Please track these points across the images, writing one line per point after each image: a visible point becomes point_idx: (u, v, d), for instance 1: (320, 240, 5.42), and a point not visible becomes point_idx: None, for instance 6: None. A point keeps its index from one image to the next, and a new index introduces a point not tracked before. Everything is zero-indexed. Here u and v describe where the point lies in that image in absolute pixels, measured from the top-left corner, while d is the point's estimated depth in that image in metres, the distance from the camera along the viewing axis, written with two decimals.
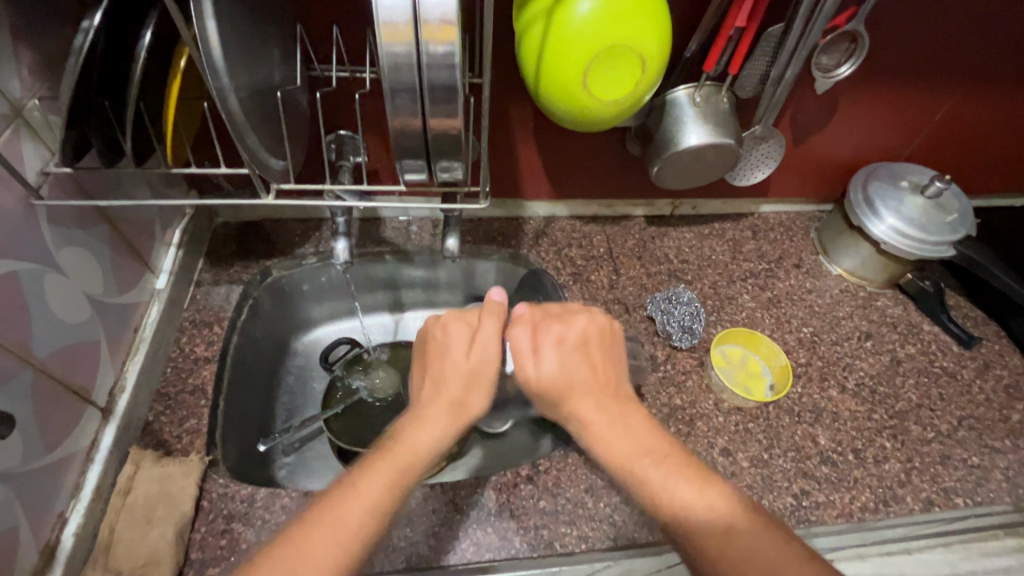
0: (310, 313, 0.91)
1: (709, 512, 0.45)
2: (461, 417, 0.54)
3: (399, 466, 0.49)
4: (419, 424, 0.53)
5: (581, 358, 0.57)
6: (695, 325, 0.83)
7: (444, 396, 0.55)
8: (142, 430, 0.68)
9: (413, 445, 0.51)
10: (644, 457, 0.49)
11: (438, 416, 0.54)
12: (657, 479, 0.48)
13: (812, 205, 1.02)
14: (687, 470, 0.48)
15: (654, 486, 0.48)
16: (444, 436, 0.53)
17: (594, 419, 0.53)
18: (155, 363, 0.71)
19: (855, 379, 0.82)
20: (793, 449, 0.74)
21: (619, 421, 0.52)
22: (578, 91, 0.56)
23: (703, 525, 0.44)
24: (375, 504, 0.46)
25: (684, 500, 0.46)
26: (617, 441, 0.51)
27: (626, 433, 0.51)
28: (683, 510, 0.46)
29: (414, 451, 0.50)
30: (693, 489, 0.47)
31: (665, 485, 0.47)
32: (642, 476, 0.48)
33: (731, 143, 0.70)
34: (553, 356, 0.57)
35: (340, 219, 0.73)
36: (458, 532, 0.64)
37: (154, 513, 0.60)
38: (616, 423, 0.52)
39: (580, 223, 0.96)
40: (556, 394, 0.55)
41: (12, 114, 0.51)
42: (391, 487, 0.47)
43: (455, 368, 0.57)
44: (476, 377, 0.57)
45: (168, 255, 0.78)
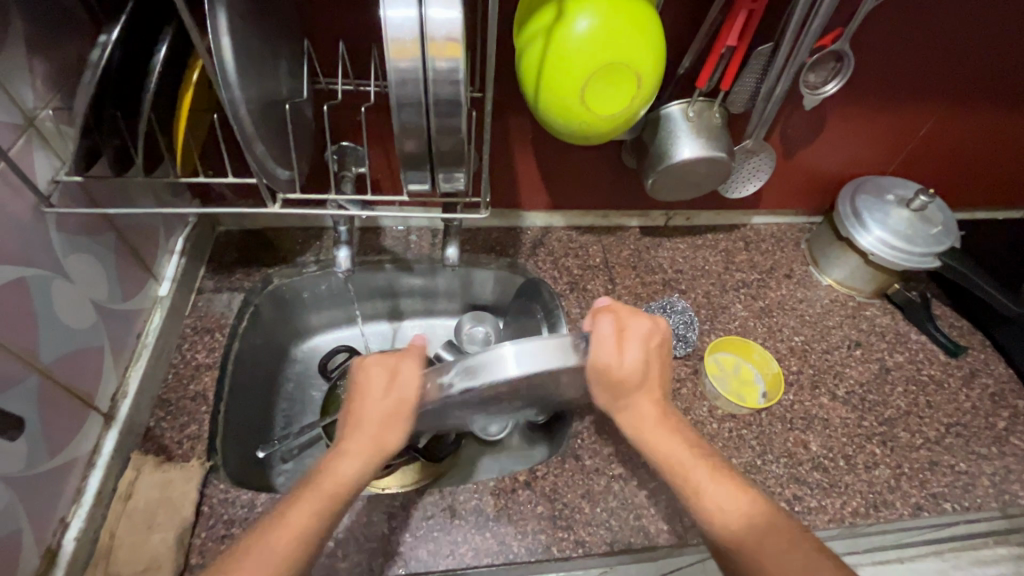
0: (309, 320, 0.92)
1: (744, 514, 0.49)
2: (376, 457, 0.52)
3: (319, 498, 0.49)
4: (344, 456, 0.51)
5: (655, 357, 0.53)
6: (689, 333, 0.84)
7: (360, 428, 0.51)
8: (143, 436, 0.68)
9: (338, 477, 0.50)
10: (687, 449, 0.53)
11: (361, 450, 0.51)
12: (702, 477, 0.52)
13: (802, 217, 1.05)
14: (723, 474, 0.52)
15: (699, 483, 0.51)
16: (367, 469, 0.51)
17: (649, 422, 0.53)
18: (156, 369, 0.72)
19: (846, 387, 0.84)
20: (785, 455, 0.75)
21: (659, 417, 0.54)
22: (576, 106, 0.58)
23: (739, 527, 0.49)
24: (303, 531, 0.47)
25: (709, 498, 0.50)
26: (668, 441, 0.53)
27: (678, 436, 0.54)
28: (717, 506, 0.50)
29: (339, 486, 0.50)
30: (729, 490, 0.51)
31: (706, 485, 0.51)
32: (691, 479, 0.52)
33: (723, 156, 0.72)
34: (636, 350, 0.51)
35: (342, 228, 0.74)
36: (457, 537, 0.65)
37: (154, 519, 0.61)
38: (663, 424, 0.54)
39: (577, 234, 0.98)
40: (625, 387, 0.52)
41: (24, 124, 0.52)
42: (321, 516, 0.48)
43: (376, 407, 0.51)
44: (401, 415, 0.51)
45: (171, 262, 0.79)
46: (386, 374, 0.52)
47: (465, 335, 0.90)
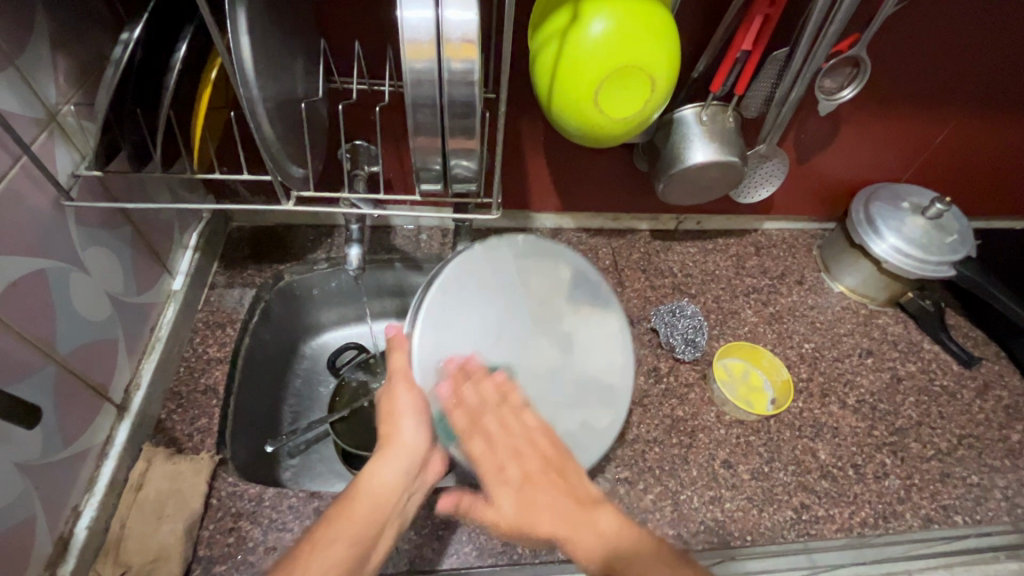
0: (318, 317, 0.93)
1: (614, 537, 0.46)
2: (416, 453, 0.56)
3: (358, 510, 0.51)
4: (378, 464, 0.54)
5: (499, 440, 0.55)
6: (699, 338, 0.84)
7: (390, 439, 0.56)
8: (154, 428, 0.69)
9: (378, 483, 0.53)
10: (562, 476, 0.52)
11: (396, 451, 0.55)
12: (545, 525, 0.48)
13: (814, 223, 1.04)
14: (582, 511, 0.49)
15: (548, 529, 0.48)
16: (402, 470, 0.55)
17: (505, 495, 0.51)
18: (169, 362, 0.73)
19: (856, 396, 0.83)
20: (793, 462, 0.75)
21: (533, 445, 0.55)
22: (589, 108, 0.58)
23: (615, 549, 0.45)
24: (340, 553, 0.47)
25: (572, 527, 0.47)
26: (543, 481, 0.52)
27: (543, 500, 0.50)
28: (563, 541, 0.47)
29: (381, 488, 0.53)
30: (574, 525, 0.48)
31: (554, 527, 0.48)
32: (536, 523, 0.49)
33: (736, 160, 0.72)
34: (478, 444, 0.54)
35: (353, 227, 0.75)
36: (462, 537, 0.65)
37: (164, 510, 0.62)
38: (529, 496, 0.50)
39: (587, 236, 0.98)
40: (484, 479, 0.53)
41: (46, 119, 0.53)
42: (359, 532, 0.50)
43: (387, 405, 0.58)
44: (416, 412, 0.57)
45: (185, 257, 0.80)
46: (394, 379, 0.59)
47: None
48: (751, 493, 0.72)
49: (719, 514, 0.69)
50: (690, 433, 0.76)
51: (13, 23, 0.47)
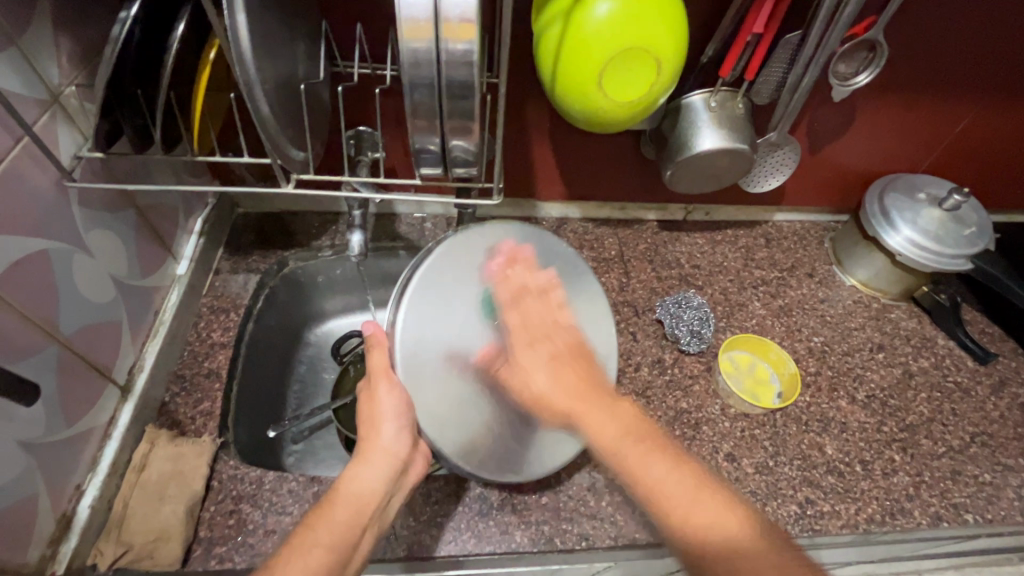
0: (323, 305, 0.93)
1: (722, 531, 0.41)
2: (394, 455, 0.55)
3: (339, 510, 0.50)
4: (361, 467, 0.54)
5: (566, 368, 0.56)
6: (704, 330, 0.83)
7: (373, 442, 0.55)
8: (158, 411, 0.70)
9: (363, 486, 0.52)
10: (650, 457, 0.46)
11: (380, 455, 0.55)
12: (636, 457, 0.46)
13: (826, 215, 1.01)
14: (654, 446, 0.47)
15: (634, 464, 0.46)
16: (387, 472, 0.54)
17: (542, 370, 0.56)
18: (173, 346, 0.74)
19: (866, 391, 0.81)
20: (799, 457, 0.73)
21: (578, 386, 0.54)
22: (593, 92, 0.56)
23: (718, 545, 0.41)
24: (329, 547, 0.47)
25: (665, 491, 0.44)
26: (643, 457, 0.46)
27: (608, 415, 0.50)
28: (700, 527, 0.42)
29: (356, 494, 0.52)
30: (664, 463, 0.46)
31: (654, 474, 0.45)
32: (622, 453, 0.47)
33: (745, 148, 0.70)
34: (541, 373, 0.56)
35: (355, 213, 0.74)
36: (460, 525, 0.65)
37: (166, 491, 0.62)
38: (578, 396, 0.53)
39: (592, 226, 0.97)
40: (545, 409, 0.55)
41: (49, 99, 0.53)
42: (347, 527, 0.49)
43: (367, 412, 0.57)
44: (396, 413, 0.57)
45: (190, 242, 0.81)
46: (374, 379, 0.58)
47: None
48: (755, 488, 0.70)
49: None
50: (693, 426, 0.75)
51: (14, 2, 0.47)
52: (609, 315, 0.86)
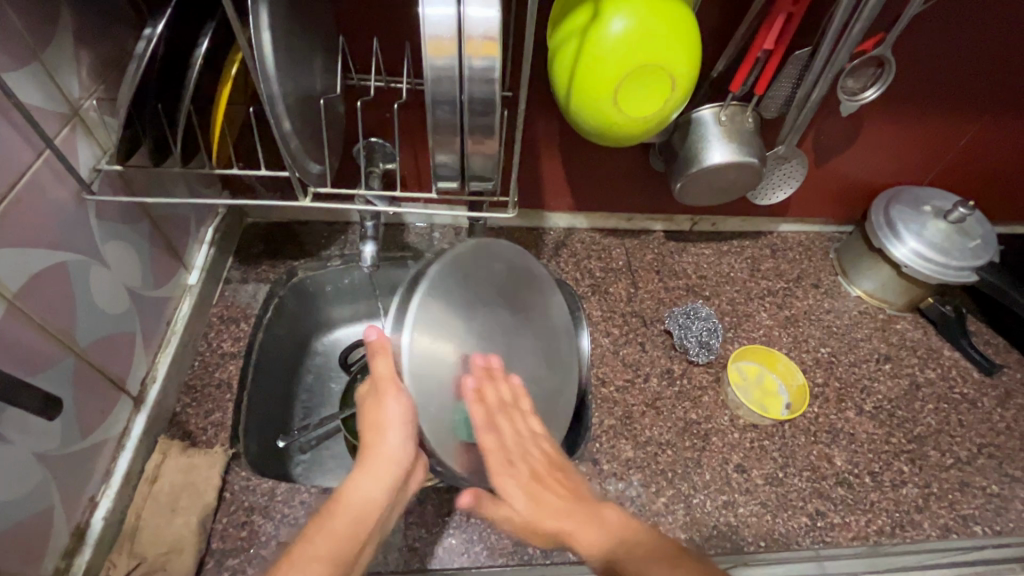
0: (331, 313, 0.94)
1: (588, 545, 0.48)
2: (399, 467, 0.51)
3: (342, 529, 0.46)
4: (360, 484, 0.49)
5: (510, 426, 0.57)
6: (713, 341, 0.84)
7: (374, 453, 0.51)
8: (169, 421, 0.70)
9: (363, 501, 0.49)
10: (563, 513, 0.50)
11: (380, 467, 0.50)
12: (566, 523, 0.50)
13: (831, 226, 1.02)
14: (586, 513, 0.50)
15: (569, 529, 0.49)
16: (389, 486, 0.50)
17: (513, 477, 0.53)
18: (184, 356, 0.74)
19: (873, 402, 0.82)
20: (808, 468, 0.74)
21: (537, 476, 0.54)
22: (607, 107, 0.57)
23: (590, 555, 0.47)
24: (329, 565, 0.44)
25: (574, 537, 0.48)
26: (574, 513, 0.50)
27: (526, 484, 0.52)
28: (585, 546, 0.48)
29: (362, 509, 0.48)
30: (599, 529, 0.48)
31: (577, 528, 0.49)
32: (568, 526, 0.49)
33: (755, 161, 0.71)
34: (487, 447, 0.55)
35: (368, 223, 0.74)
36: (472, 536, 0.65)
37: (179, 502, 0.62)
38: (534, 479, 0.53)
39: (600, 236, 0.99)
40: (493, 492, 0.53)
41: (69, 113, 0.53)
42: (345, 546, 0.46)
43: (369, 425, 0.51)
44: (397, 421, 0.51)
45: (200, 252, 0.81)
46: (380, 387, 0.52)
47: None
48: (765, 499, 0.71)
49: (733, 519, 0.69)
50: (702, 436, 0.76)
51: (38, 19, 0.48)
52: (618, 325, 0.87)
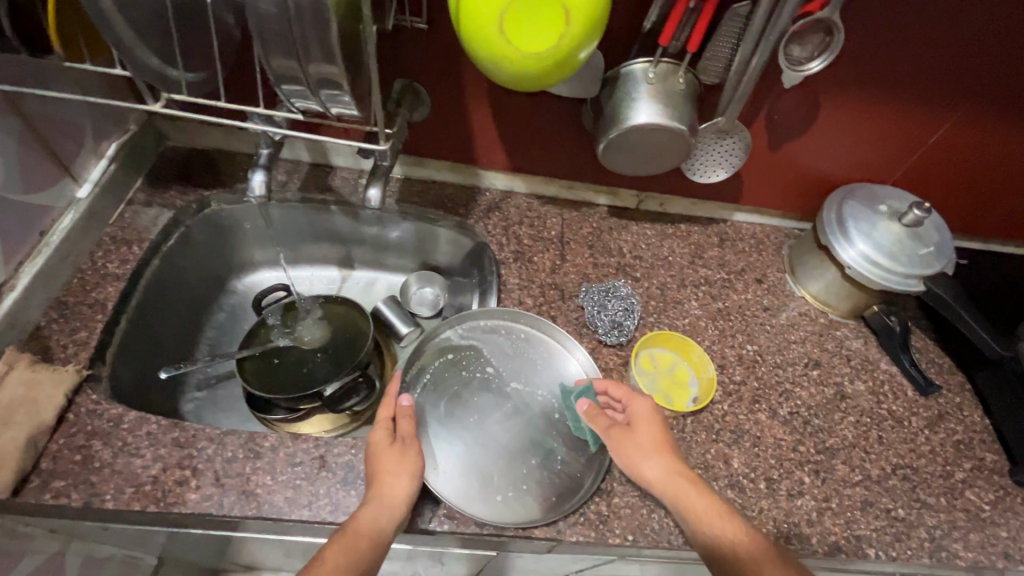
0: (250, 253, 0.95)
1: (737, 540, 0.55)
2: (405, 499, 0.56)
3: (352, 540, 0.52)
4: (372, 504, 0.55)
5: (652, 425, 0.64)
6: (627, 322, 0.78)
7: (385, 479, 0.57)
8: (29, 334, 0.66)
9: (373, 523, 0.54)
10: (726, 516, 0.57)
11: (389, 495, 0.56)
12: (700, 508, 0.57)
13: (790, 221, 0.97)
14: (722, 511, 0.57)
15: (705, 515, 0.57)
16: (397, 515, 0.55)
17: (640, 427, 0.63)
18: (58, 270, 0.70)
19: (789, 407, 0.76)
20: (701, 466, 0.68)
21: (658, 440, 0.62)
22: (495, 37, 0.51)
23: (735, 548, 0.54)
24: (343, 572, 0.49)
25: (680, 489, 0.58)
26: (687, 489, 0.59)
27: (664, 450, 0.61)
28: (725, 534, 0.55)
29: (369, 528, 0.53)
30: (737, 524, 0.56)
31: (718, 516, 0.57)
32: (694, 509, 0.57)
33: (682, 128, 0.65)
34: (646, 429, 0.63)
35: (263, 150, 0.69)
36: (320, 491, 0.61)
37: (12, 416, 0.59)
38: (654, 427, 0.63)
39: (537, 203, 0.94)
40: (624, 451, 0.62)
41: None
42: (360, 560, 0.51)
43: (388, 458, 0.58)
44: (392, 467, 0.58)
45: (99, 166, 0.78)
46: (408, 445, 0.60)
47: (415, 296, 0.97)
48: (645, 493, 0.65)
49: (604, 508, 0.64)
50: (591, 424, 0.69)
51: None
52: (533, 295, 0.82)
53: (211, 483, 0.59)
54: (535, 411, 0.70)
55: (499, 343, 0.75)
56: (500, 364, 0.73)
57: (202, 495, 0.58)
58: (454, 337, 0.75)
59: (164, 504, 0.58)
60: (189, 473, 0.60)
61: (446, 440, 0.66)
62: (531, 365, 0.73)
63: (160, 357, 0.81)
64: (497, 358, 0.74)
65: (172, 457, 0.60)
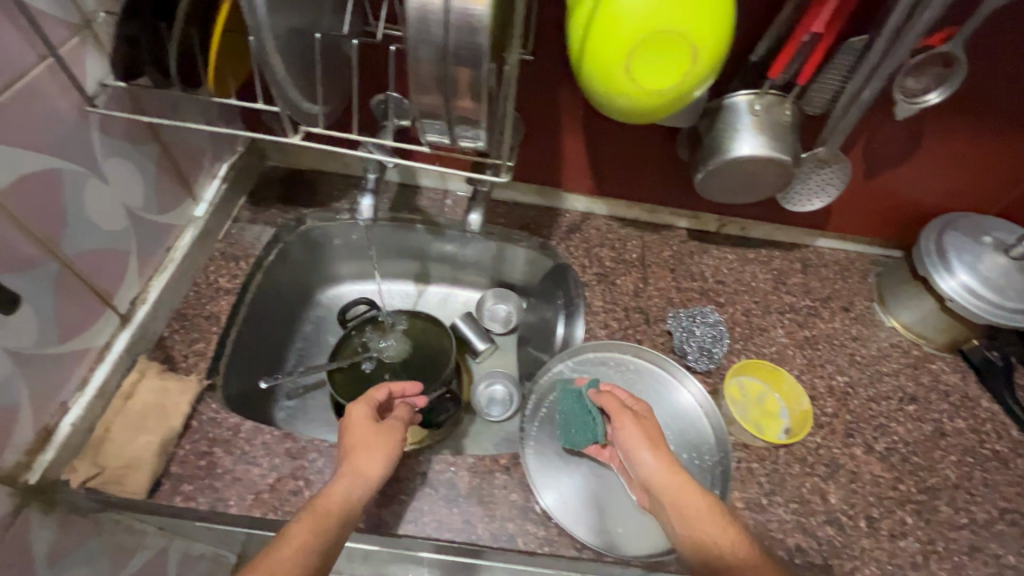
0: (337, 267, 0.99)
1: (730, 549, 0.54)
2: (375, 477, 0.58)
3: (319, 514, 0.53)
4: (343, 480, 0.57)
5: (653, 425, 0.63)
6: (716, 349, 0.77)
7: (359, 455, 0.59)
8: (154, 343, 0.71)
9: (341, 498, 0.55)
10: (719, 525, 0.56)
11: (359, 474, 0.57)
12: (697, 510, 0.57)
13: (876, 248, 0.94)
14: (717, 518, 0.56)
15: (701, 519, 0.56)
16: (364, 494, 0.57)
17: (646, 425, 0.63)
18: (179, 284, 0.75)
19: (886, 442, 0.74)
20: (797, 500, 0.67)
21: (659, 439, 0.62)
22: (619, 75, 0.52)
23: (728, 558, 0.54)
24: (306, 546, 0.50)
25: (677, 488, 0.58)
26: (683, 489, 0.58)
27: (664, 448, 0.61)
28: (720, 542, 0.55)
29: (339, 503, 0.55)
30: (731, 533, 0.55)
31: (713, 522, 0.56)
32: (689, 511, 0.57)
33: (787, 159, 0.65)
34: (650, 428, 0.62)
35: (371, 176, 0.73)
36: (424, 506, 0.63)
37: (146, 422, 0.63)
38: (654, 425, 0.63)
39: (617, 225, 0.94)
40: (627, 443, 0.61)
41: (81, 25, 0.54)
42: (321, 532, 0.52)
43: (362, 437, 0.61)
44: (369, 446, 0.60)
45: (212, 186, 0.83)
46: (382, 427, 0.63)
47: (488, 311, 0.99)
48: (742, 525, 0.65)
49: None
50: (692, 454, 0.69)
51: None
52: (618, 319, 0.82)
53: None
54: None
55: (612, 376, 0.75)
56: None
57: None
58: (566, 369, 0.75)
59: (282, 512, 0.61)
60: (303, 484, 0.63)
61: (568, 470, 0.67)
62: (643, 398, 0.73)
63: (260, 367, 0.85)
64: None
65: (286, 467, 0.64)
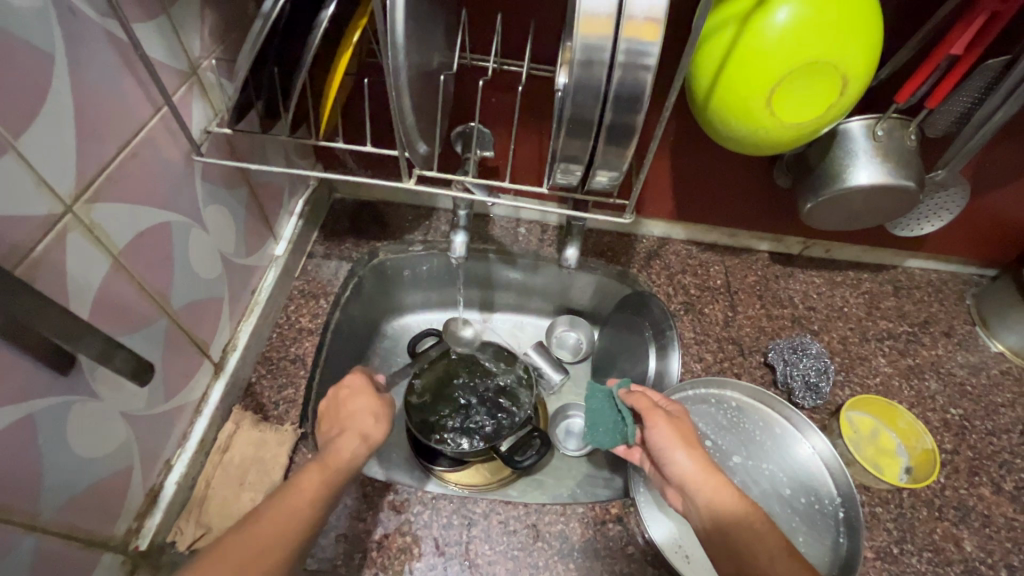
0: (404, 298, 0.94)
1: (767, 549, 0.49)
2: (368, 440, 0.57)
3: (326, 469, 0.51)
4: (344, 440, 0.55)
5: (684, 426, 0.58)
6: (822, 384, 0.74)
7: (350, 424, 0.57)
8: (244, 390, 0.69)
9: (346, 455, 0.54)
10: (754, 526, 0.51)
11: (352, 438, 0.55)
12: (733, 508, 0.52)
13: (969, 268, 0.90)
14: (756, 518, 0.52)
15: (737, 519, 0.51)
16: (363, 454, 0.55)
17: (678, 424, 0.58)
18: (263, 327, 0.73)
19: (1014, 481, 0.70)
20: (930, 549, 0.64)
21: (690, 438, 0.57)
22: (759, 110, 0.50)
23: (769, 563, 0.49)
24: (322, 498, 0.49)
25: (705, 486, 0.53)
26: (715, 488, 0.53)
27: (698, 448, 0.56)
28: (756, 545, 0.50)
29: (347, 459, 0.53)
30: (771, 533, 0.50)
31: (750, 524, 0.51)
32: (724, 513, 0.52)
33: (911, 185, 0.62)
34: (684, 428, 0.58)
35: (461, 212, 0.71)
36: (538, 562, 0.60)
37: (246, 476, 0.61)
38: (687, 426, 0.58)
39: (696, 250, 0.91)
40: (660, 445, 0.57)
41: (189, 72, 0.52)
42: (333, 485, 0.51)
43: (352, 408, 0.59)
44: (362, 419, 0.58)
45: (289, 224, 0.81)
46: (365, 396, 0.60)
47: (557, 336, 0.95)
48: None
49: None
50: (813, 498, 0.65)
51: None
52: (712, 351, 0.79)
53: (433, 551, 0.59)
54: (765, 485, 0.66)
55: (715, 414, 0.70)
56: (718, 438, 0.69)
57: (428, 564, 0.59)
58: None
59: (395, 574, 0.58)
60: (411, 539, 0.60)
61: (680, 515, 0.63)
62: (750, 436, 0.69)
63: None
64: (717, 430, 0.69)
65: (392, 522, 0.61)
